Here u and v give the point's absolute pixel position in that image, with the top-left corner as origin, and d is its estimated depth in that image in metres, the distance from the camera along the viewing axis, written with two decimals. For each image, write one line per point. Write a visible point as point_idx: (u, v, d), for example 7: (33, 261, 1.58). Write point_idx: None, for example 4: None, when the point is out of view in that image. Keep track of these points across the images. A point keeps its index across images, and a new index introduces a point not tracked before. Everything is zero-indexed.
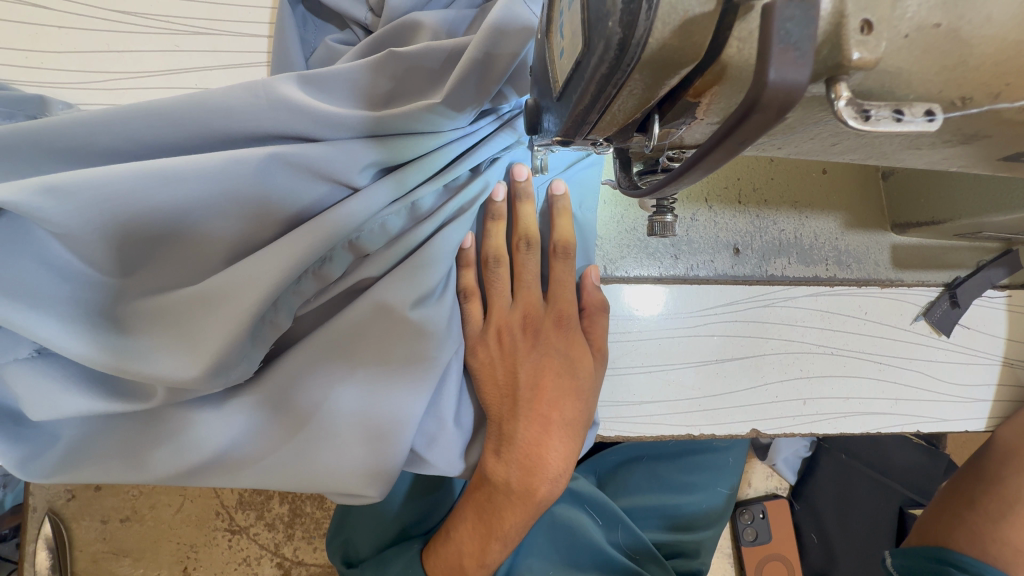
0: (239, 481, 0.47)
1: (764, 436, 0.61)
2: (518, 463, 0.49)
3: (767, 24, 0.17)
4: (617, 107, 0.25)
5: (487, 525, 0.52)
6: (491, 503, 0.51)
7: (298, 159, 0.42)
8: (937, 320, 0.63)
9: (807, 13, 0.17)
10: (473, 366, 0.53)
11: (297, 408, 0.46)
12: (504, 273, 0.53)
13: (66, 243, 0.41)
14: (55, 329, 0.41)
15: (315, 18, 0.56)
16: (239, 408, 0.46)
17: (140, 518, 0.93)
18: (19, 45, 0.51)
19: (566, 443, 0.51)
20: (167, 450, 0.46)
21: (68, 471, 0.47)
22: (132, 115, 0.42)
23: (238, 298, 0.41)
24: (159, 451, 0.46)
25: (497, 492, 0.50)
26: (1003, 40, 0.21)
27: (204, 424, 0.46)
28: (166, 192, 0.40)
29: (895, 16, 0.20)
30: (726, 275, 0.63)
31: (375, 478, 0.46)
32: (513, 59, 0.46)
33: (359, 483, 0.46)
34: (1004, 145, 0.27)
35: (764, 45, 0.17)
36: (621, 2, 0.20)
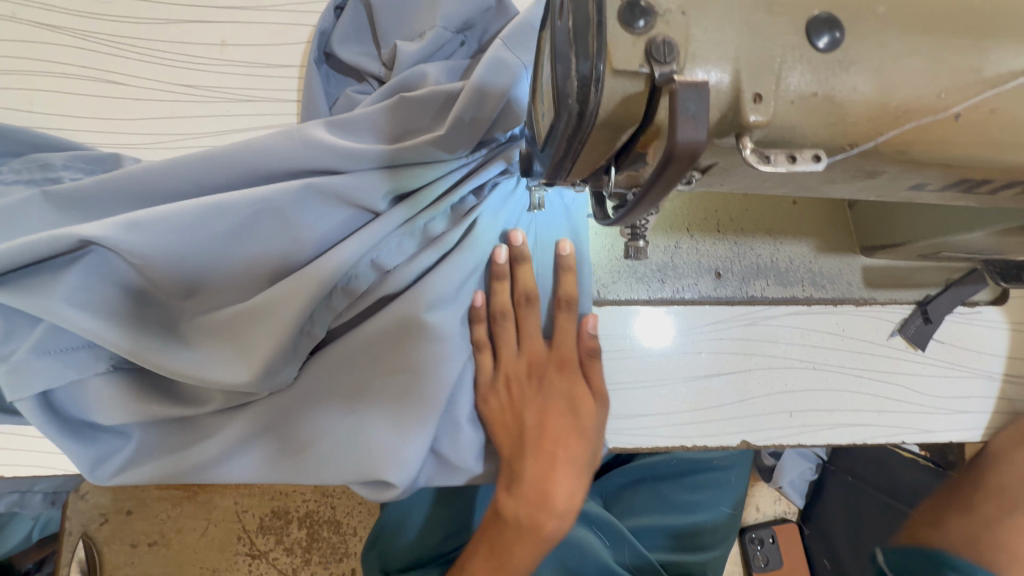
0: (282, 466, 0.55)
1: (756, 447, 0.65)
2: (529, 499, 0.57)
3: (674, 102, 0.24)
4: (585, 157, 0.32)
5: (501, 562, 0.58)
6: (503, 538, 0.58)
7: (325, 187, 0.51)
8: (913, 336, 0.68)
9: (700, 94, 0.24)
10: (484, 415, 0.59)
11: (297, 438, 0.55)
12: (510, 326, 0.60)
13: (143, 270, 0.49)
14: (131, 345, 0.49)
15: (337, 74, 0.64)
16: (273, 401, 0.55)
17: (167, 542, 0.98)
18: (99, 113, 0.61)
19: (571, 478, 0.57)
20: (218, 444, 0.54)
21: (135, 469, 0.55)
22: (196, 165, 0.52)
23: (279, 310, 0.50)
24: (211, 447, 0.54)
25: (509, 528, 0.57)
26: (868, 104, 0.28)
27: (249, 421, 0.54)
28: (221, 223, 0.49)
29: (781, 89, 0.27)
30: (710, 298, 0.66)
31: (404, 463, 0.52)
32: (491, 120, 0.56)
33: (388, 467, 0.52)
34: (902, 178, 0.33)
35: (672, 116, 0.24)
36: (576, 85, 0.27)
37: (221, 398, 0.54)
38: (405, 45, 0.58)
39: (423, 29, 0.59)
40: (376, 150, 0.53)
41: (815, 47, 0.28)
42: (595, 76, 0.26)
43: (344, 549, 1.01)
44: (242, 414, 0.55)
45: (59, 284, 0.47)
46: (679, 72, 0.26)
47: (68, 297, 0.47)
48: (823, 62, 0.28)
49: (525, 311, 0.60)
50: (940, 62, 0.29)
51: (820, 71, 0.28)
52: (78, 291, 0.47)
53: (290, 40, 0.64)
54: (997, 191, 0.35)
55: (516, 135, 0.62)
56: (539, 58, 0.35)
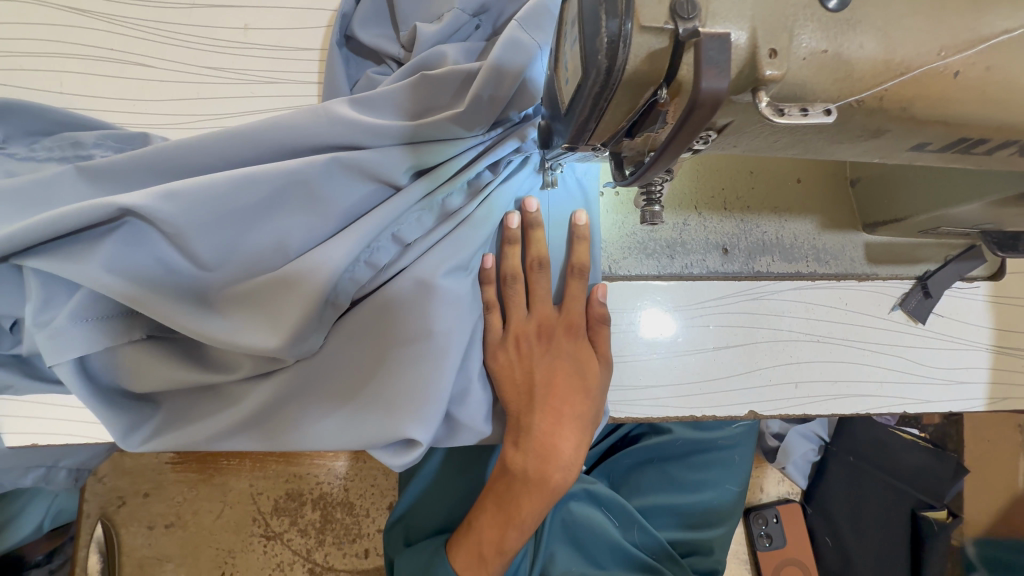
0: (301, 431, 0.57)
1: (763, 417, 0.68)
2: (535, 453, 0.61)
3: (698, 53, 0.27)
4: (609, 117, 0.34)
5: (507, 512, 0.63)
6: (511, 491, 0.62)
7: (352, 161, 0.54)
8: (913, 309, 0.70)
9: (723, 45, 0.27)
10: (493, 368, 0.62)
11: (283, 426, 0.58)
12: (520, 288, 0.62)
13: (176, 241, 0.51)
14: (167, 312, 0.51)
15: (356, 56, 0.66)
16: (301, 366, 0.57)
17: (183, 524, 1.00)
18: (127, 95, 0.63)
19: (575, 434, 0.62)
20: (248, 411, 0.57)
21: (165, 436, 0.57)
22: (226, 140, 0.54)
23: (307, 279, 0.52)
24: (240, 413, 0.57)
25: (517, 479, 0.61)
26: (873, 61, 0.31)
27: (275, 387, 0.57)
28: (250, 194, 0.51)
29: (793, 46, 0.29)
30: (718, 273, 0.68)
31: (427, 416, 0.55)
32: (507, 98, 0.58)
33: (411, 421, 0.54)
34: (904, 136, 0.35)
35: (698, 67, 0.26)
36: (606, 43, 0.29)
37: (249, 365, 0.56)
38: (424, 27, 0.60)
39: (440, 11, 0.62)
40: (399, 126, 0.56)
41: (824, 7, 0.30)
42: (624, 33, 0.28)
43: (357, 531, 1.03)
44: (267, 383, 0.57)
45: (98, 252, 0.49)
46: (702, 27, 0.28)
47: (107, 264, 0.49)
48: (833, 21, 0.30)
49: (536, 274, 0.63)
50: (939, 23, 0.31)
51: (829, 29, 0.30)
52: (117, 259, 0.49)
53: (310, 24, 0.66)
54: (992, 151, 0.37)
55: (530, 115, 0.64)
56: (562, 27, 0.38)
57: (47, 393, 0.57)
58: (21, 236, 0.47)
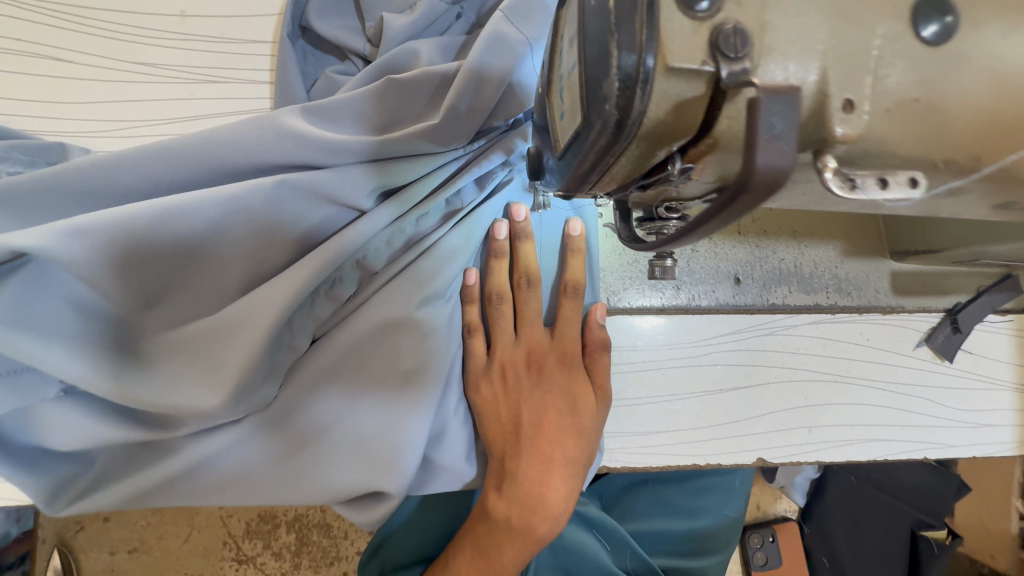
0: (248, 487, 0.49)
1: (772, 465, 0.61)
2: (519, 501, 0.50)
3: (754, 117, 0.18)
4: (616, 169, 0.26)
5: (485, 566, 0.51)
6: (490, 539, 0.51)
7: (304, 183, 0.45)
8: (940, 346, 0.63)
9: (789, 108, 0.19)
10: (476, 403, 0.53)
11: (253, 467, 0.50)
12: (507, 309, 0.54)
13: (92, 282, 0.42)
14: (84, 371, 0.42)
15: (315, 51, 0.56)
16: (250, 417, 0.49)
17: (148, 549, 0.94)
18: (41, 96, 0.53)
19: (566, 482, 0.51)
20: (186, 471, 0.49)
21: (97, 495, 0.48)
22: (152, 158, 0.45)
23: (251, 323, 0.44)
24: (177, 474, 0.49)
25: (496, 528, 0.51)
26: (978, 110, 0.22)
27: (215, 442, 0.49)
28: (178, 225, 0.43)
29: (877, 92, 0.21)
30: (728, 305, 0.61)
31: (399, 463, 0.48)
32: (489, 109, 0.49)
33: (383, 467, 0.48)
34: (993, 196, 0.28)
35: (749, 137, 0.18)
36: (617, 85, 0.20)
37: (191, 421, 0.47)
38: (393, 18, 0.50)
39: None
40: (362, 141, 0.47)
41: (918, 37, 0.21)
42: (643, 73, 0.20)
43: (335, 553, 0.98)
44: (229, 427, 0.49)
45: None
46: (754, 70, 0.20)
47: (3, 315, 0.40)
48: (929, 57, 0.22)
49: (524, 294, 0.54)
50: None
51: (923, 69, 0.22)
52: (15, 308, 0.41)
53: (261, 11, 0.56)
54: None
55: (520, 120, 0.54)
56: (557, 40, 0.29)
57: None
58: None
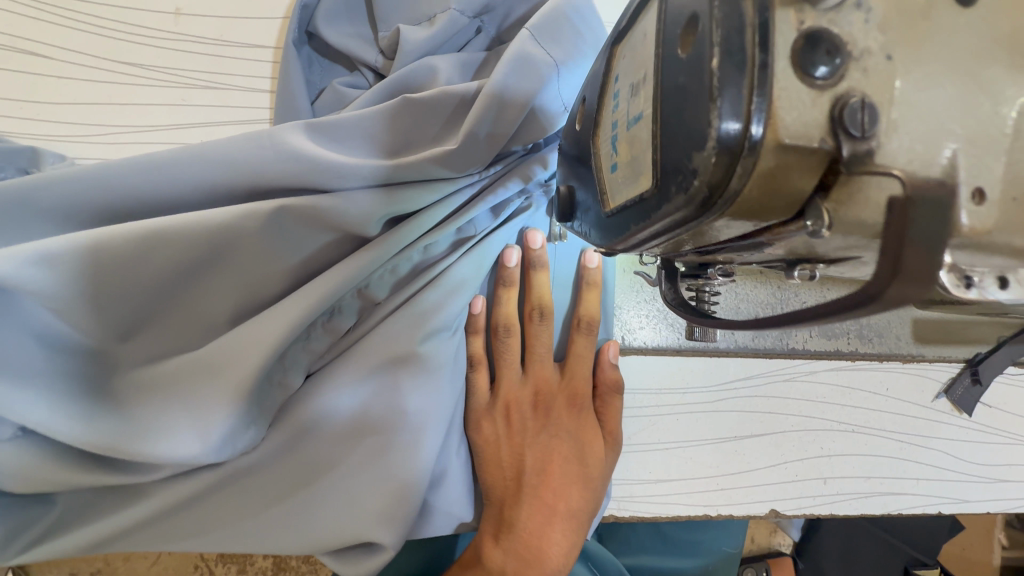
0: (219, 534, 0.44)
1: (785, 516, 0.59)
2: (517, 553, 0.45)
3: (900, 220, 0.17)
4: (678, 239, 0.23)
5: None
6: None
7: (304, 209, 0.40)
8: (959, 398, 0.61)
9: (939, 208, 0.17)
10: (476, 443, 0.49)
11: (222, 517, 0.44)
12: (513, 343, 0.50)
13: (61, 312, 0.38)
14: (44, 414, 0.38)
15: (323, 59, 0.51)
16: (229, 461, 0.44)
17: (113, 570, 0.88)
18: (15, 94, 0.48)
19: (570, 536, 0.46)
20: (157, 517, 0.44)
21: (54, 542, 0.43)
22: (136, 174, 0.40)
23: (238, 363, 0.40)
24: (148, 520, 0.44)
25: None
26: None
27: (189, 487, 0.43)
28: (161, 251, 0.38)
29: (1011, 179, 0.18)
30: (747, 348, 0.58)
31: (394, 511, 0.43)
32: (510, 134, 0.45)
33: (376, 516, 0.43)
34: None
35: (895, 234, 0.17)
36: (713, 155, 0.17)
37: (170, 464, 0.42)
38: (409, 31, 0.46)
39: (433, 11, 0.48)
40: (372, 164, 0.43)
41: None
42: (748, 144, 0.16)
43: None
44: (207, 470, 0.44)
45: None
46: (879, 151, 0.17)
47: None
48: None
49: (534, 326, 0.50)
50: None
51: None
52: None
53: (265, 13, 0.51)
54: None
55: (540, 146, 0.51)
56: (612, 87, 0.26)
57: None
58: None
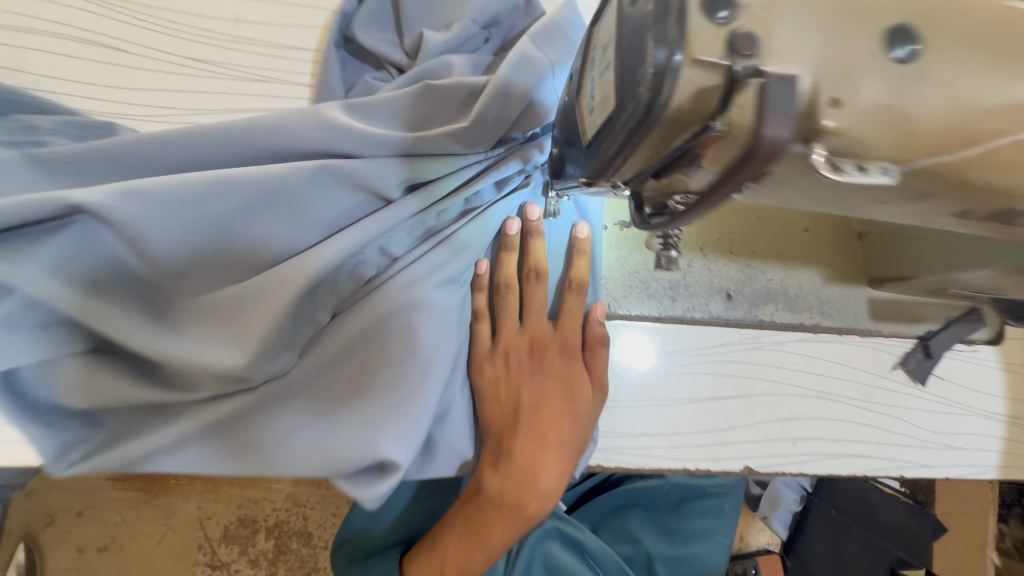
0: (250, 456, 0.50)
1: (758, 474, 0.64)
2: (514, 477, 0.53)
3: (763, 97, 0.24)
4: (634, 159, 0.31)
5: (473, 537, 0.56)
6: (482, 515, 0.55)
7: (342, 169, 0.48)
8: (913, 370, 0.68)
9: (790, 91, 0.24)
10: (478, 385, 0.56)
11: (251, 440, 0.50)
12: (513, 299, 0.57)
13: (133, 244, 0.44)
14: (118, 324, 0.45)
15: (356, 60, 0.61)
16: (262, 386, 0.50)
17: (119, 547, 0.91)
18: (99, 80, 0.57)
19: (560, 463, 0.53)
20: (197, 438, 0.50)
21: (100, 458, 0.49)
22: (203, 139, 0.48)
23: (277, 294, 0.46)
24: (190, 440, 0.50)
25: (489, 502, 0.54)
26: (936, 119, 0.27)
27: (225, 411, 0.49)
28: (222, 197, 0.46)
29: (858, 96, 0.26)
30: (719, 319, 0.65)
31: (404, 435, 0.49)
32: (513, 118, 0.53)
33: (387, 439, 0.49)
34: (954, 202, 0.33)
35: (761, 111, 0.24)
36: (650, 74, 0.25)
37: (213, 384, 0.49)
38: (431, 35, 0.56)
39: (450, 20, 0.58)
40: (397, 137, 0.51)
41: (897, 59, 0.27)
42: (671, 65, 0.25)
43: (312, 564, 0.96)
44: (240, 395, 0.49)
45: (42, 251, 0.43)
46: (764, 68, 0.25)
47: (52, 265, 0.43)
48: (899, 72, 0.27)
49: (532, 286, 0.58)
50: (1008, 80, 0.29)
51: (894, 81, 0.27)
52: (63, 261, 0.43)
53: (311, 23, 0.61)
54: None
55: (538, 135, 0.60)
56: (589, 53, 0.35)
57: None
58: None
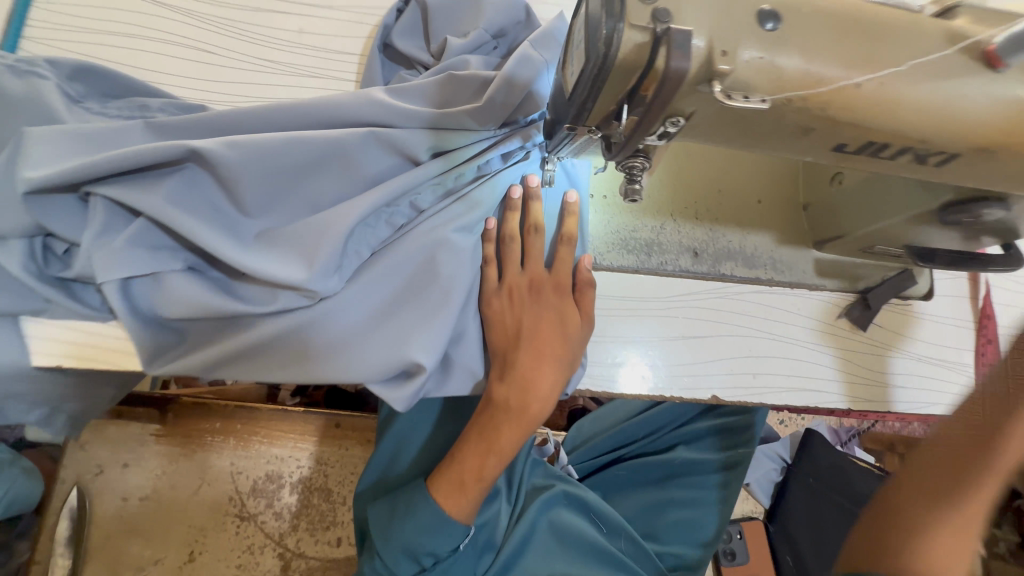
0: (305, 363, 0.62)
1: (725, 402, 0.75)
2: (517, 385, 0.65)
3: (671, 43, 0.39)
4: (600, 103, 0.46)
5: (488, 442, 0.69)
6: (493, 420, 0.68)
7: (386, 135, 0.62)
8: (856, 319, 0.80)
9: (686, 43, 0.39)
10: (487, 315, 0.68)
11: (305, 351, 0.62)
12: (516, 248, 0.70)
13: (227, 184, 0.58)
14: (211, 240, 0.56)
15: (392, 63, 0.76)
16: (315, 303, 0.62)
17: (159, 497, 1.01)
18: (193, 77, 0.70)
19: (555, 374, 0.66)
20: (261, 348, 0.62)
21: (185, 359, 0.61)
22: (278, 112, 0.63)
23: (334, 226, 0.59)
24: (255, 350, 0.62)
25: (498, 409, 0.67)
26: (797, 70, 0.42)
27: (284, 324, 0.61)
28: (294, 150, 0.59)
29: (741, 52, 0.41)
30: (687, 272, 0.77)
31: (430, 345, 0.61)
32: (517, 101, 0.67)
33: (416, 347, 0.61)
34: (827, 136, 0.47)
35: (670, 51, 0.39)
36: (605, 35, 0.40)
37: (277, 300, 0.61)
38: (453, 40, 0.71)
39: (467, 30, 0.73)
40: (426, 113, 0.65)
41: (767, 30, 0.41)
42: (617, 28, 0.40)
43: (332, 518, 1.05)
44: (295, 312, 0.61)
45: (161, 186, 0.56)
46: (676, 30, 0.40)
47: (167, 197, 0.56)
48: (769, 39, 0.41)
49: (531, 238, 0.71)
50: (848, 48, 0.43)
51: (767, 44, 0.41)
52: (175, 194, 0.57)
53: (357, 34, 0.77)
54: (895, 157, 0.49)
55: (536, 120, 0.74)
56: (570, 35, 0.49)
57: (62, 316, 0.61)
58: (85, 169, 0.54)
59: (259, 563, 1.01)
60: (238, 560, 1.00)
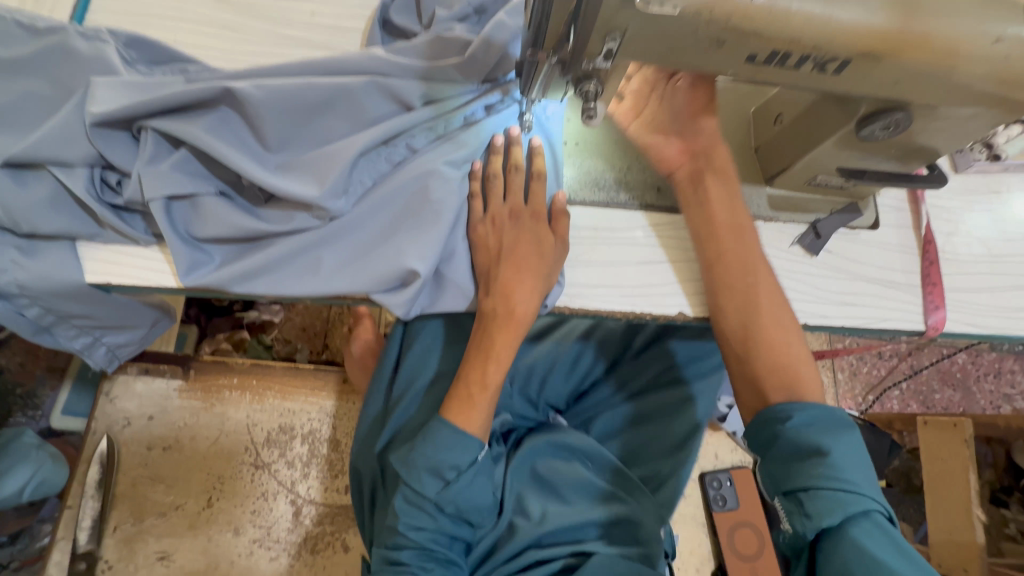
0: (318, 275, 0.72)
1: (690, 318, 0.84)
2: (500, 294, 0.76)
3: None
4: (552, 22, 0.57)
5: (484, 351, 0.79)
6: (485, 329, 0.78)
7: (384, 82, 0.74)
8: (808, 244, 0.89)
9: None
10: (474, 239, 0.78)
11: (318, 266, 0.73)
12: (499, 184, 0.80)
13: (253, 120, 0.70)
14: (241, 165, 0.68)
15: (389, 37, 0.89)
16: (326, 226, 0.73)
17: (180, 446, 1.12)
18: (222, 52, 0.84)
19: (530, 283, 0.76)
20: (283, 265, 0.72)
21: (216, 274, 0.71)
22: (294, 67, 0.75)
23: (341, 155, 0.71)
24: (278, 267, 0.72)
25: (488, 318, 0.77)
26: None
27: (302, 243, 0.72)
28: (308, 93, 0.71)
29: None
30: (651, 207, 0.87)
31: (424, 254, 0.71)
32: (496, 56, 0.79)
33: (413, 256, 0.71)
34: (737, 47, 0.58)
35: None
36: None
37: (293, 220, 0.72)
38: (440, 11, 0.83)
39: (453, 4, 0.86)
40: (418, 66, 0.77)
41: None
42: None
43: (340, 467, 1.13)
44: (309, 232, 0.72)
45: (199, 121, 0.69)
46: None
47: (204, 129, 0.68)
48: None
49: (511, 175, 0.80)
50: None
51: None
52: (211, 128, 0.69)
53: (360, 15, 0.90)
54: (799, 65, 0.60)
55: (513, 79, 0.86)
56: None
57: (114, 241, 0.72)
58: (140, 105, 0.66)
59: (273, 508, 1.09)
60: (253, 504, 1.10)
